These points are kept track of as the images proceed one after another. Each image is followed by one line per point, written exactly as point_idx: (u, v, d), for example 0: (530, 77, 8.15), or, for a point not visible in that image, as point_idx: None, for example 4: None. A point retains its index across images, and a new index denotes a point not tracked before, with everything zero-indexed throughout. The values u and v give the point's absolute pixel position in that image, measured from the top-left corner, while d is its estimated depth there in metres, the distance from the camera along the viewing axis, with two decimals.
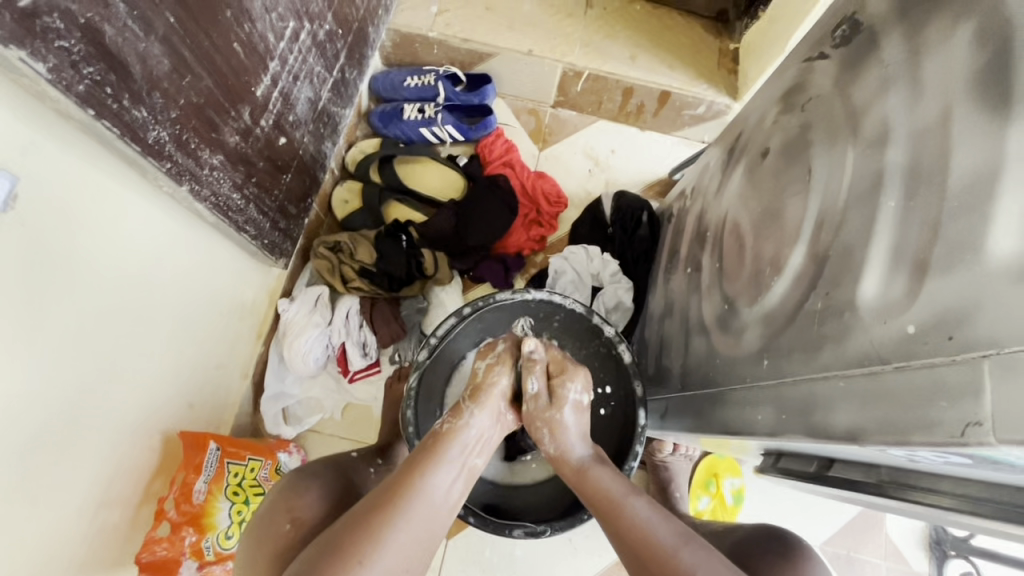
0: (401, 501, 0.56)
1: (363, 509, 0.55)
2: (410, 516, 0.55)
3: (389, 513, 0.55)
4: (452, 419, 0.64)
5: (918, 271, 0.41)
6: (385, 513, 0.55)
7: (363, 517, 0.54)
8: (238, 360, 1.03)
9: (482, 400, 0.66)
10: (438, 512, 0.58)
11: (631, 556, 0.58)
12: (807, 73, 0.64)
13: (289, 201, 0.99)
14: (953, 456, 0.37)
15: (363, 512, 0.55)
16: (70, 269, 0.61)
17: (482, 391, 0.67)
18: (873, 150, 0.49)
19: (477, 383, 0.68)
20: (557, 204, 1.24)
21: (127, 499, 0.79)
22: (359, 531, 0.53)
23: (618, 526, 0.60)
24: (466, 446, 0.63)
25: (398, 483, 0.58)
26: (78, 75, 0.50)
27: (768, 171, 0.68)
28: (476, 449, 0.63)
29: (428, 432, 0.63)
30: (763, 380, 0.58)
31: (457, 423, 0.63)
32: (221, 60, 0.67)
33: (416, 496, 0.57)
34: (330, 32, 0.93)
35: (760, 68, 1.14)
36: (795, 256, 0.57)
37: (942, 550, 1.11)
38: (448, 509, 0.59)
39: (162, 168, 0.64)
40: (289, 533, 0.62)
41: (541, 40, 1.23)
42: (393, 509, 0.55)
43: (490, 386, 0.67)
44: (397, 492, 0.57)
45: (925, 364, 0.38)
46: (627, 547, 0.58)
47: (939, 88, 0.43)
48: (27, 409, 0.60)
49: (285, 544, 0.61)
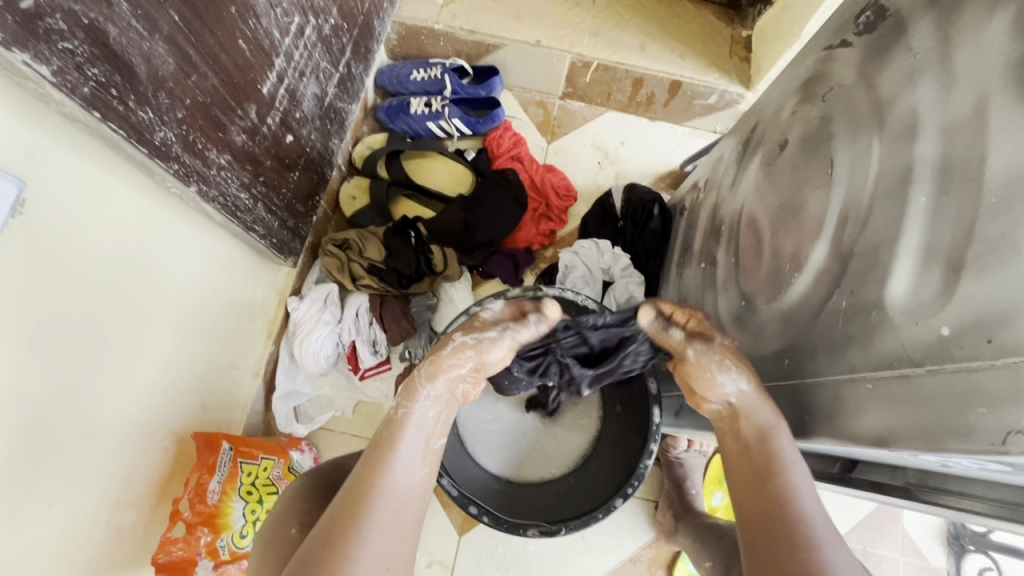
0: (365, 501, 0.54)
1: (332, 515, 0.54)
2: (375, 512, 0.54)
3: (357, 514, 0.54)
4: (405, 401, 0.61)
5: (953, 270, 0.39)
6: (351, 516, 0.53)
7: (334, 524, 0.53)
8: (248, 359, 1.02)
9: (437, 376, 0.61)
10: (406, 497, 0.57)
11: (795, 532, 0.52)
12: (828, 61, 0.62)
13: (297, 199, 0.98)
14: (991, 462, 0.36)
15: (334, 520, 0.53)
16: (81, 273, 0.61)
17: (440, 367, 0.62)
18: (900, 144, 0.47)
19: (433, 358, 0.62)
20: (567, 198, 1.22)
21: (142, 500, 0.79)
22: (328, 541, 0.52)
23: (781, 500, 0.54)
24: (424, 427, 0.60)
25: (358, 482, 0.56)
26: (83, 77, 0.49)
27: (787, 163, 0.66)
28: (435, 427, 0.61)
29: (382, 420, 0.60)
30: (785, 379, 0.56)
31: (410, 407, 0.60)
32: (226, 58, 0.65)
33: (378, 489, 0.55)
34: (335, 27, 0.91)
35: (773, 56, 1.11)
36: (817, 253, 0.55)
37: (960, 545, 1.09)
38: (417, 492, 0.58)
39: (170, 169, 0.63)
40: (295, 538, 0.62)
41: (549, 30, 1.21)
42: (354, 515, 0.53)
43: (449, 363, 0.62)
44: (358, 497, 0.55)
45: (961, 368, 0.37)
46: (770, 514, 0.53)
47: (973, 78, 0.41)
48: (41, 415, 0.60)
49: (289, 549, 0.62)
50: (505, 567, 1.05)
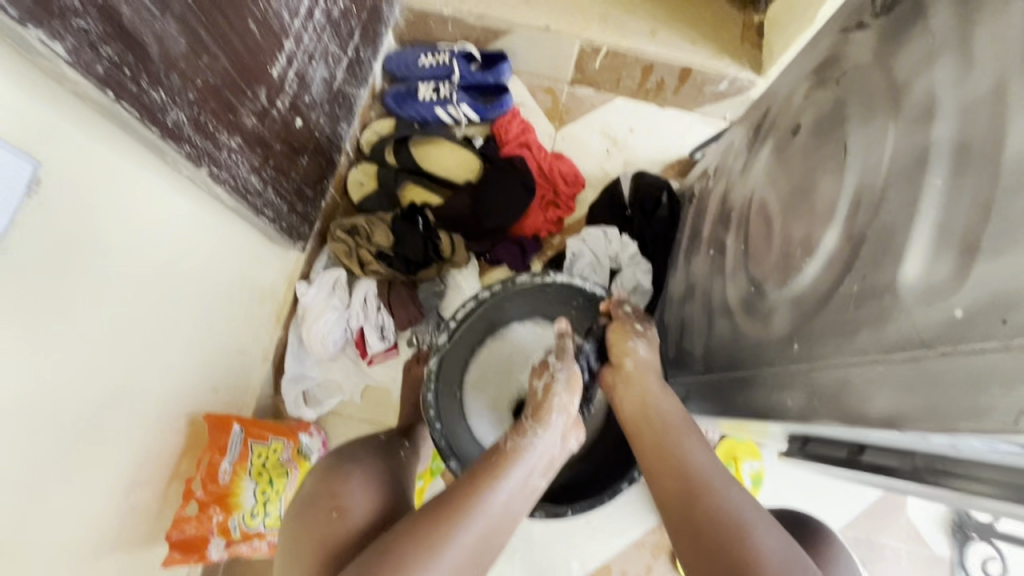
0: (469, 510, 0.56)
1: (433, 511, 0.55)
2: (473, 524, 0.55)
3: (457, 518, 0.55)
4: (515, 436, 0.64)
5: (967, 252, 0.39)
6: (452, 516, 0.55)
7: (430, 520, 0.54)
8: (258, 344, 1.03)
9: (546, 419, 0.67)
10: (501, 523, 0.57)
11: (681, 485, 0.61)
12: (843, 44, 0.62)
13: (306, 183, 0.98)
14: (1001, 442, 0.36)
15: (445, 500, 0.57)
16: (93, 254, 0.61)
17: (545, 408, 0.68)
18: (916, 126, 0.47)
19: (538, 403, 0.69)
20: (575, 184, 1.22)
21: (155, 480, 0.80)
22: (427, 534, 0.53)
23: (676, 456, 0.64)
24: (530, 467, 0.62)
25: (463, 495, 0.57)
26: (96, 56, 0.49)
27: (799, 148, 0.66)
28: (540, 471, 0.63)
29: (493, 444, 0.64)
30: (793, 363, 0.56)
31: (522, 441, 0.64)
32: (237, 39, 0.65)
33: (484, 504, 0.57)
34: (344, 10, 0.91)
35: (785, 42, 1.10)
36: (829, 237, 0.55)
37: (963, 534, 1.09)
38: (509, 524, 0.58)
39: (181, 151, 0.63)
40: (335, 522, 0.62)
41: (559, 15, 1.20)
42: (461, 509, 0.55)
43: (554, 406, 0.68)
44: (463, 495, 0.57)
45: (973, 349, 0.37)
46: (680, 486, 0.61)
47: (992, 58, 0.41)
48: (56, 393, 0.60)
49: (329, 534, 0.61)
50: (510, 550, 1.07)
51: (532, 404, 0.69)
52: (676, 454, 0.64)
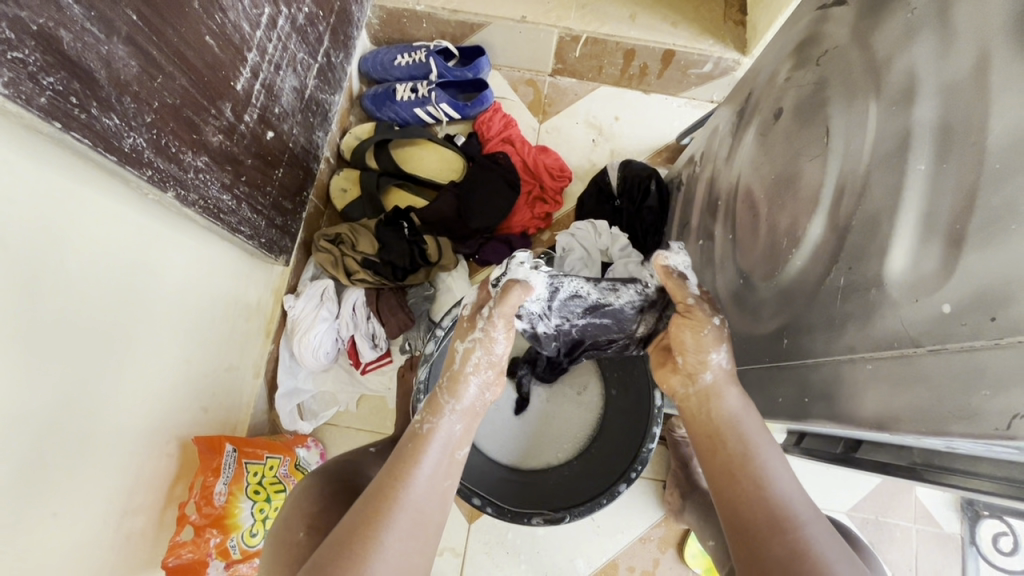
0: (386, 508, 0.54)
1: (353, 519, 0.53)
2: (394, 519, 0.53)
3: (376, 518, 0.53)
4: (428, 419, 0.61)
5: (953, 242, 0.37)
6: (374, 519, 0.53)
7: (351, 526, 0.52)
8: (248, 360, 1.02)
9: (461, 394, 0.62)
10: (429, 506, 0.56)
11: (735, 504, 0.53)
12: (821, 22, 0.59)
13: (284, 196, 0.97)
14: (997, 444, 0.34)
15: (355, 525, 0.53)
16: (59, 286, 0.59)
17: (461, 383, 0.62)
18: (897, 108, 0.44)
19: (452, 375, 0.63)
20: (561, 178, 1.19)
21: (149, 506, 0.80)
22: (348, 543, 0.51)
23: (741, 480, 0.53)
24: (444, 442, 0.60)
25: (376, 495, 0.55)
26: (38, 87, 0.47)
27: (781, 133, 0.63)
28: (460, 445, 0.61)
29: (404, 434, 0.61)
30: (784, 359, 0.55)
31: (435, 424, 0.60)
32: (193, 56, 0.64)
33: (401, 495, 0.55)
34: (310, 15, 0.88)
35: (768, 19, 1.07)
36: (814, 227, 0.53)
37: (974, 511, 1.08)
38: (436, 500, 0.57)
39: (144, 175, 0.61)
40: (304, 541, 0.61)
41: (535, 5, 1.17)
42: (374, 527, 0.52)
43: (468, 378, 0.62)
44: (378, 507, 0.54)
45: (961, 348, 0.35)
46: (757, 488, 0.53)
47: (973, 33, 0.38)
48: (35, 430, 0.59)
49: (298, 554, 0.60)
50: (515, 552, 1.06)
51: (445, 376, 0.63)
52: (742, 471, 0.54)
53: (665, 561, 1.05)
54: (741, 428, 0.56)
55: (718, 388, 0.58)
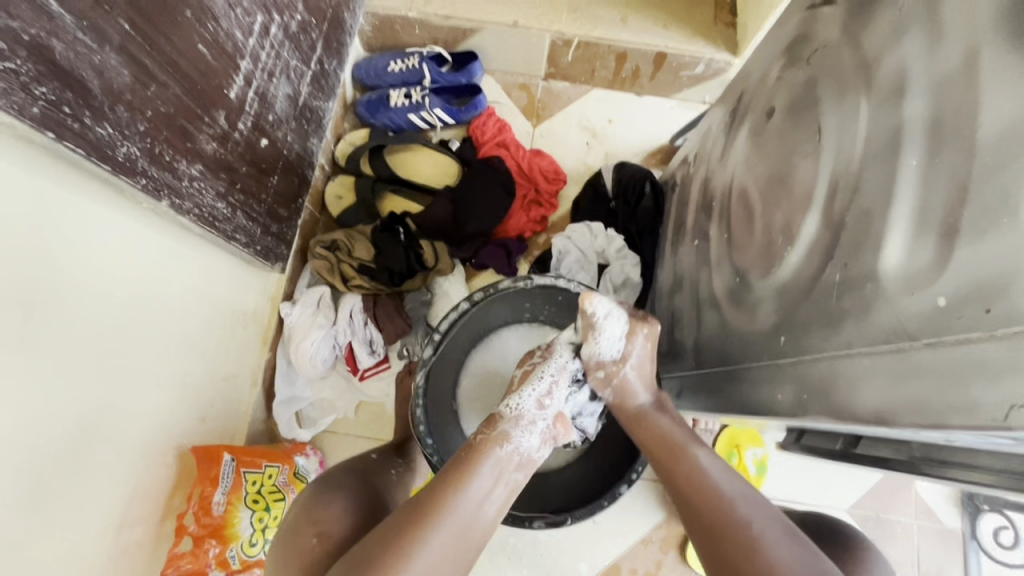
0: (436, 513, 0.55)
1: (399, 516, 0.55)
2: (443, 525, 0.54)
3: (426, 520, 0.54)
4: (486, 430, 0.63)
5: (946, 235, 0.37)
6: (420, 519, 0.54)
7: (399, 525, 0.53)
8: (246, 369, 1.02)
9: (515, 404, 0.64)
10: (476, 525, 0.56)
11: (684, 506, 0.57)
12: (811, 22, 0.60)
13: (279, 203, 0.97)
14: (996, 435, 0.34)
15: (401, 520, 0.54)
16: (54, 297, 0.59)
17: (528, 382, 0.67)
18: (888, 105, 0.45)
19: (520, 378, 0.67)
20: (556, 181, 1.20)
21: (148, 518, 0.79)
22: (394, 542, 0.52)
23: (678, 478, 0.60)
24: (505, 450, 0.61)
25: (429, 497, 0.56)
26: (31, 97, 0.47)
27: (774, 132, 0.64)
28: (516, 460, 0.61)
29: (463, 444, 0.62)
30: (781, 357, 0.55)
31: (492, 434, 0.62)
32: (186, 64, 0.64)
33: (453, 505, 0.56)
34: (303, 23, 0.89)
35: (758, 19, 1.08)
36: (808, 224, 0.53)
37: (974, 505, 1.08)
38: (484, 520, 0.57)
39: (138, 184, 0.61)
40: (317, 548, 0.60)
41: (527, 10, 1.17)
42: (421, 525, 0.53)
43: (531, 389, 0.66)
44: (425, 508, 0.55)
45: (957, 340, 0.35)
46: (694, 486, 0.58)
47: (961, 30, 0.39)
48: (30, 443, 0.59)
49: (313, 561, 0.59)
50: (517, 557, 1.05)
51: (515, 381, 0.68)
52: (676, 470, 0.60)
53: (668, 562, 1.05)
54: (674, 439, 0.63)
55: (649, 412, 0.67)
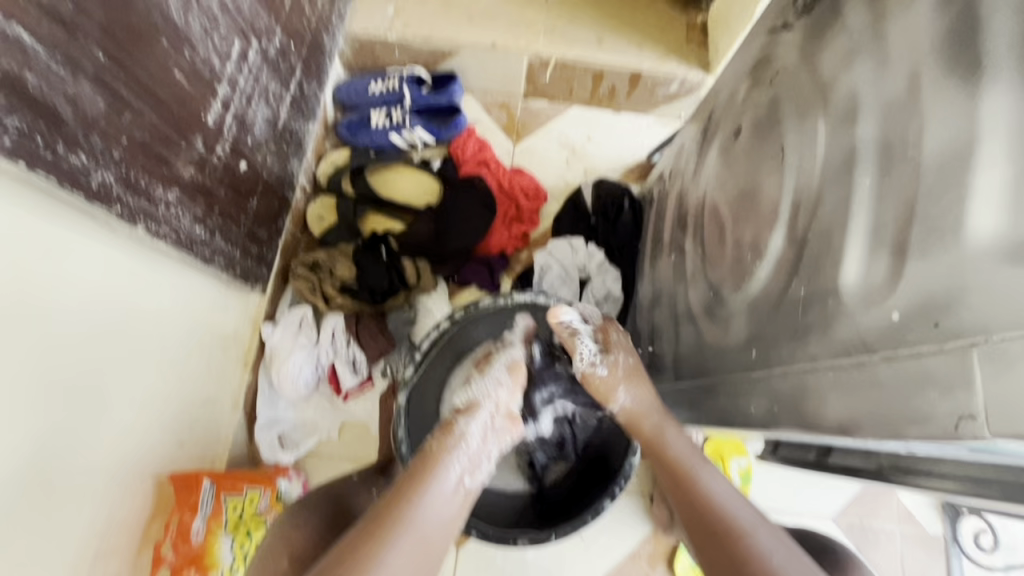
0: (390, 527, 0.56)
1: (355, 534, 0.56)
2: (398, 538, 0.56)
3: (378, 536, 0.55)
4: (439, 436, 0.64)
5: (899, 251, 0.39)
6: (374, 533, 0.55)
7: (356, 538, 0.55)
8: (226, 391, 1.00)
9: (472, 412, 0.66)
10: (435, 533, 0.58)
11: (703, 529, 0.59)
12: (772, 45, 0.62)
13: (259, 225, 0.97)
14: (951, 444, 0.35)
15: (356, 535, 0.56)
16: (26, 325, 0.58)
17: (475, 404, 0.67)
18: (843, 126, 0.47)
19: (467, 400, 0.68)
20: (536, 199, 1.22)
21: (124, 548, 0.78)
22: (348, 557, 0.54)
23: (692, 497, 0.62)
24: (463, 456, 0.63)
25: (381, 512, 0.57)
26: (2, 128, 0.47)
27: (742, 150, 0.66)
28: (472, 471, 0.63)
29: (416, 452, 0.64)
30: (753, 370, 0.56)
31: (445, 440, 0.64)
32: (162, 91, 0.64)
33: (407, 517, 0.57)
34: (281, 47, 0.90)
35: (728, 40, 1.12)
36: (775, 240, 0.55)
37: (954, 510, 1.10)
38: (440, 530, 0.59)
39: (112, 212, 0.61)
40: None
41: (505, 32, 1.20)
42: (373, 540, 0.55)
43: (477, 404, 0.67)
44: (378, 523, 0.56)
45: (911, 353, 0.36)
46: (709, 509, 0.60)
47: (905, 56, 0.41)
48: (0, 476, 0.58)
49: None
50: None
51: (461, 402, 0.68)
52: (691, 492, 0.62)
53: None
54: (689, 463, 0.65)
55: (660, 425, 0.68)
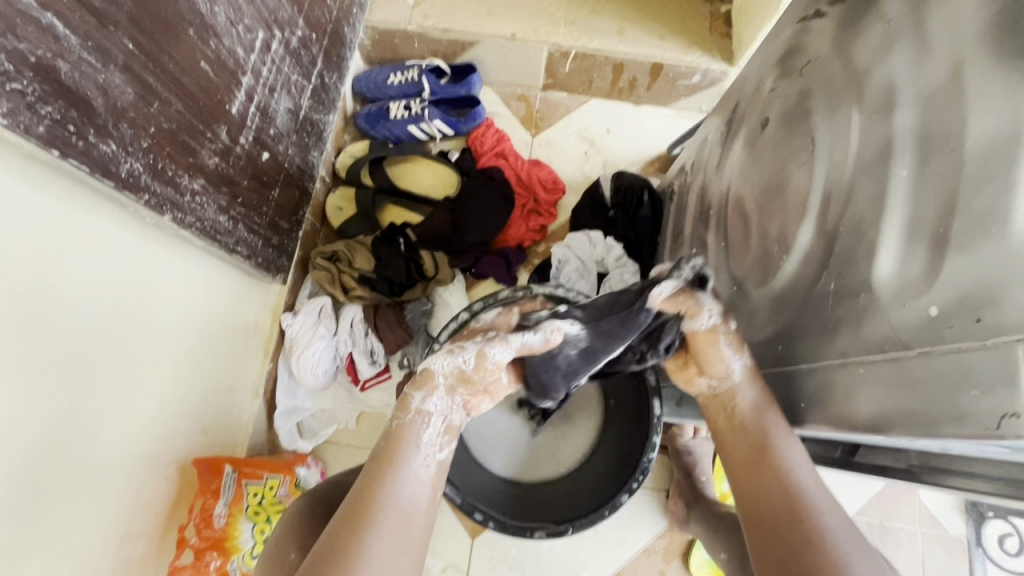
0: (368, 511, 0.54)
1: (335, 527, 0.54)
2: (376, 525, 0.54)
3: (358, 527, 0.53)
4: (398, 416, 0.61)
5: (937, 245, 0.38)
6: (353, 526, 0.53)
7: (338, 533, 0.53)
8: (247, 380, 1.02)
9: (426, 387, 0.61)
10: (410, 513, 0.56)
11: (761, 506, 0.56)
12: (803, 34, 0.61)
13: (280, 215, 0.97)
14: (989, 443, 0.34)
15: (337, 530, 0.53)
16: (57, 311, 0.59)
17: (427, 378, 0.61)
18: (878, 117, 0.45)
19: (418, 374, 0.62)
20: (555, 191, 1.21)
21: (149, 530, 0.79)
22: (336, 553, 0.52)
23: (765, 475, 0.56)
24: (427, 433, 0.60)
25: (356, 502, 0.55)
26: (36, 116, 0.48)
27: (768, 142, 0.65)
28: (438, 444, 0.60)
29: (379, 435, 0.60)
30: (779, 365, 0.55)
31: (405, 419, 0.60)
32: (189, 81, 0.65)
33: (381, 504, 0.55)
34: (303, 38, 0.90)
35: (753, 31, 1.09)
36: (803, 233, 0.54)
37: (979, 513, 1.08)
38: (418, 510, 0.57)
39: (141, 200, 0.62)
40: (295, 562, 0.61)
41: (524, 22, 1.19)
42: (354, 532, 0.53)
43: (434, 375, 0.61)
44: (354, 514, 0.54)
45: (949, 350, 0.35)
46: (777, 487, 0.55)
47: (947, 44, 0.39)
48: (32, 457, 0.59)
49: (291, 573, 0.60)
50: (519, 567, 1.05)
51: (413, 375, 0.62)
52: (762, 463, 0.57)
53: (671, 572, 1.05)
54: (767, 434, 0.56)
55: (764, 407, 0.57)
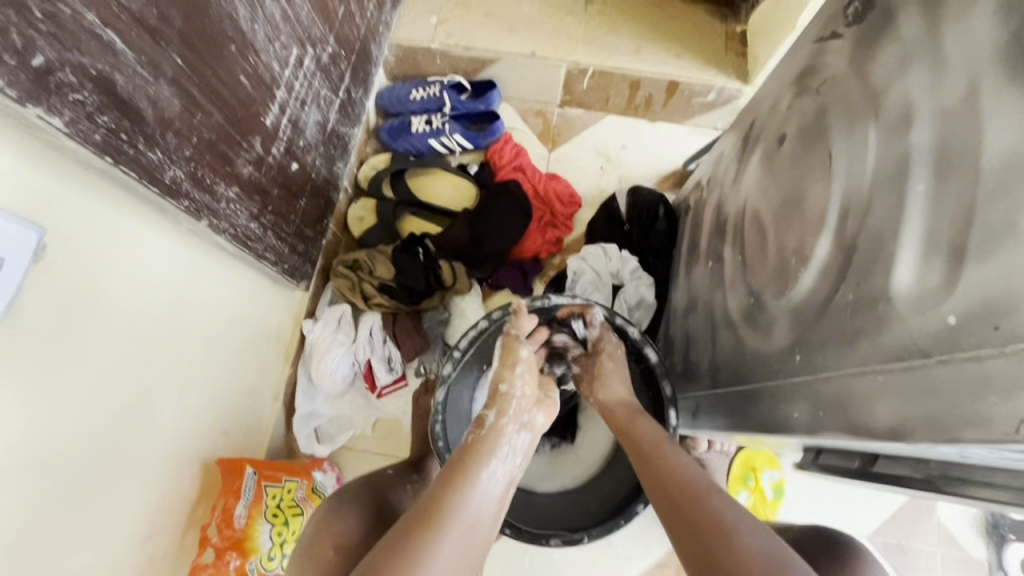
0: (444, 508, 0.56)
1: (415, 513, 0.56)
2: (454, 520, 0.56)
3: (438, 510, 0.56)
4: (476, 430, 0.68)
5: (954, 256, 0.39)
6: (432, 511, 0.56)
7: (418, 514, 0.56)
8: (268, 384, 1.04)
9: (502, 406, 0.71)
10: (481, 519, 0.58)
11: (689, 517, 0.57)
12: (819, 54, 0.63)
13: (305, 224, 1.00)
14: (1007, 449, 0.35)
15: (418, 509, 0.57)
16: (99, 310, 0.62)
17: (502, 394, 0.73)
18: (895, 134, 0.47)
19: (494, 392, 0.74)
20: (571, 204, 1.23)
21: (172, 528, 0.81)
22: (414, 530, 0.54)
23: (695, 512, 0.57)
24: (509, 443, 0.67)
25: (439, 488, 0.59)
26: (94, 125, 0.51)
27: (786, 158, 0.67)
28: (510, 456, 0.66)
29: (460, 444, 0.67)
30: (796, 375, 0.56)
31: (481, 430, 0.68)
32: (229, 95, 0.68)
33: (460, 500, 0.58)
34: (333, 54, 0.94)
35: (769, 49, 1.12)
36: (821, 246, 0.55)
37: (999, 535, 1.06)
38: (488, 520, 0.59)
39: (180, 206, 0.65)
40: (333, 559, 0.62)
41: (541, 41, 1.23)
42: (436, 513, 0.56)
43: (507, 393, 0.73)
44: (437, 501, 0.57)
45: (968, 357, 0.36)
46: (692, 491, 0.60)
47: (961, 64, 0.41)
48: (72, 449, 0.62)
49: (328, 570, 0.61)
50: None
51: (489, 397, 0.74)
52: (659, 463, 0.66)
53: None
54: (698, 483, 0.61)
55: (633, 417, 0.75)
